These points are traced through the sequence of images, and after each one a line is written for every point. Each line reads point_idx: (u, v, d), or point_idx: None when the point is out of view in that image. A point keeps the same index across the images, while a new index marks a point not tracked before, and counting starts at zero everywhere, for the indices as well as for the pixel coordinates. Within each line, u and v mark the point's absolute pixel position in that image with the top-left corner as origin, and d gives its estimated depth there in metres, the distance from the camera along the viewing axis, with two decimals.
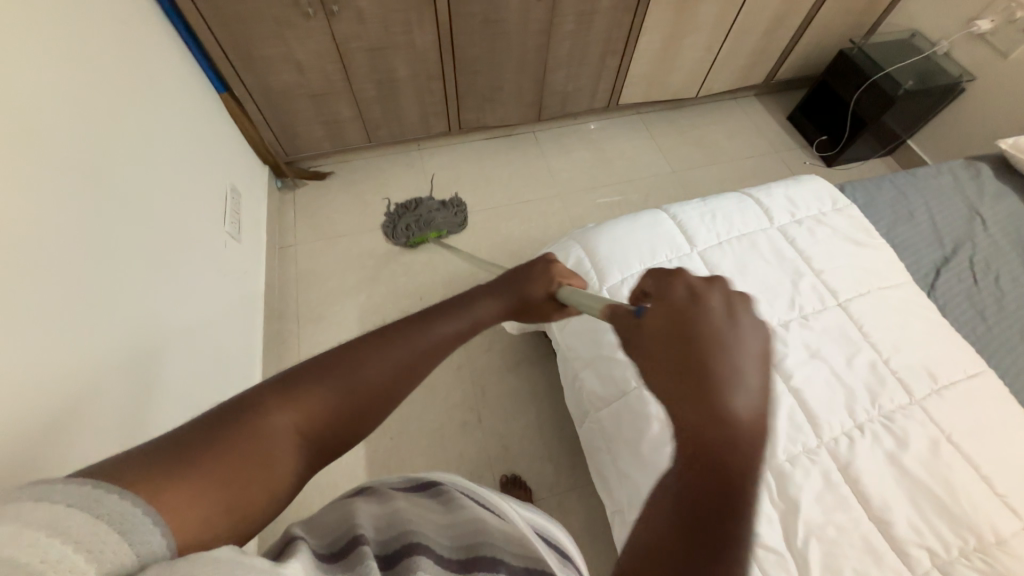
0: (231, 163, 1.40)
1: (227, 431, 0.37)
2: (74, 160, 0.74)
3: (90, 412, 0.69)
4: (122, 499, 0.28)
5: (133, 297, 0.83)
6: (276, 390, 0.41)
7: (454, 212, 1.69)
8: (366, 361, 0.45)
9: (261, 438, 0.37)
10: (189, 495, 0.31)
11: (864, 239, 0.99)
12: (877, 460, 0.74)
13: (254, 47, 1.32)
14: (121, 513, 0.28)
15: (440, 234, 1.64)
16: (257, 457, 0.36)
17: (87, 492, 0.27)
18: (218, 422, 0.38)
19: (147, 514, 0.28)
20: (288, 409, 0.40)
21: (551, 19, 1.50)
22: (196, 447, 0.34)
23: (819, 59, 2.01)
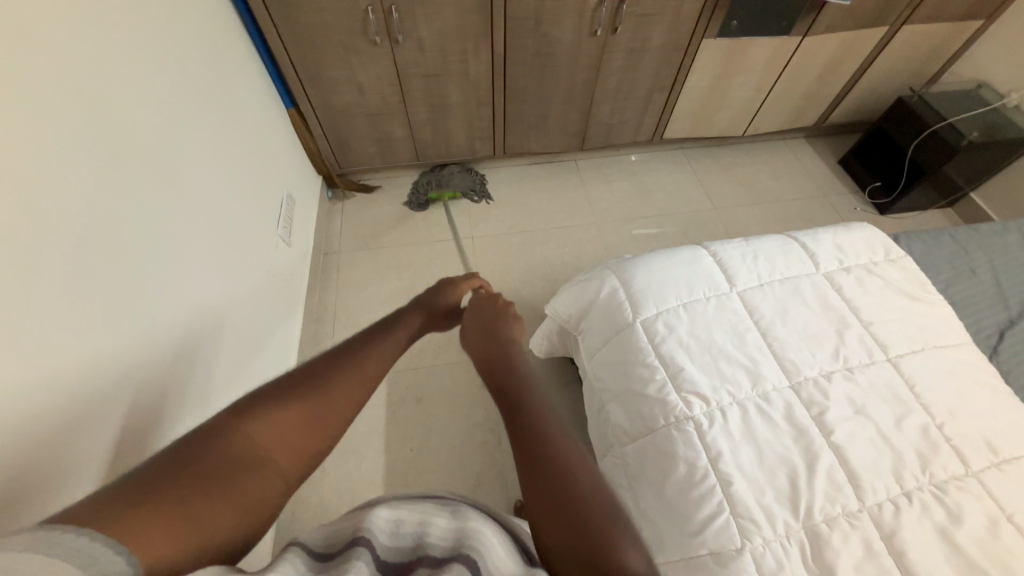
0: (290, 172, 1.50)
1: (194, 456, 0.42)
2: (149, 163, 0.82)
3: (137, 394, 0.74)
4: (71, 536, 0.31)
5: (188, 290, 0.90)
6: (232, 415, 0.47)
7: (473, 177, 1.82)
8: (311, 376, 0.52)
9: (224, 457, 0.43)
10: (154, 522, 0.36)
11: (919, 294, 0.94)
12: (926, 534, 0.68)
13: (322, 69, 1.43)
14: (71, 548, 0.30)
15: (455, 195, 1.78)
16: (222, 472, 0.42)
17: (32, 539, 0.30)
18: (184, 451, 0.42)
19: (98, 543, 0.32)
20: (245, 427, 0.45)
21: (601, 55, 1.55)
22: (162, 478, 0.39)
23: (876, 105, 1.96)
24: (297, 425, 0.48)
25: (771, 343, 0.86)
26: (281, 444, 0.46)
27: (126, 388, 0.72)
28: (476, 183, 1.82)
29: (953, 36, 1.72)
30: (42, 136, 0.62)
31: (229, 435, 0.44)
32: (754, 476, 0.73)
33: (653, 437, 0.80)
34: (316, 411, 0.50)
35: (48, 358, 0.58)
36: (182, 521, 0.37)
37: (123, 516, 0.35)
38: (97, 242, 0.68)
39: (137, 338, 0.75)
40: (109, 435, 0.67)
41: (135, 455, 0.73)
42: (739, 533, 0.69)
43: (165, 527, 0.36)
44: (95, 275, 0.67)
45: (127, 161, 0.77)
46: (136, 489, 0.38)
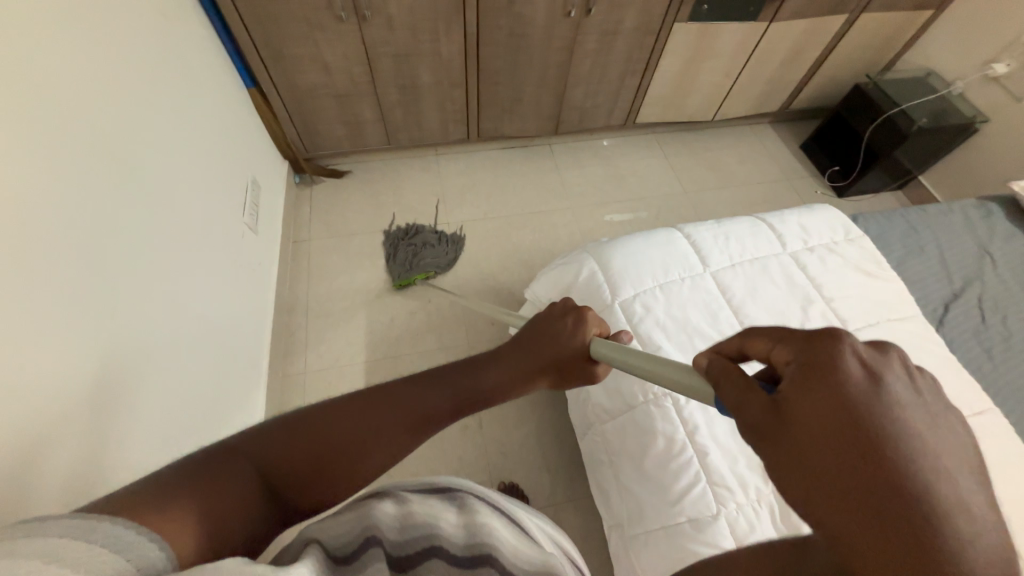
0: (254, 156, 1.42)
1: (218, 468, 0.37)
2: (100, 143, 0.76)
3: (101, 393, 0.70)
4: (109, 523, 0.27)
5: (151, 281, 0.85)
6: (283, 430, 0.43)
7: (447, 251, 1.62)
8: (384, 421, 0.45)
9: (244, 477, 0.38)
10: (179, 517, 0.31)
11: (875, 271, 1.00)
12: None
13: (284, 46, 1.36)
14: (110, 534, 0.27)
15: (427, 275, 1.57)
16: (241, 492, 0.37)
17: (72, 521, 0.26)
18: (209, 461, 0.38)
19: (138, 533, 0.28)
20: (287, 453, 0.41)
21: (575, 36, 1.53)
22: (195, 481, 0.35)
23: (835, 91, 2.04)
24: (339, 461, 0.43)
25: (742, 321, 0.90)
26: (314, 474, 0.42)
27: (89, 382, 0.68)
28: (448, 265, 1.61)
29: (905, 25, 1.81)
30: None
31: (252, 455, 0.40)
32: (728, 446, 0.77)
33: (632, 413, 0.84)
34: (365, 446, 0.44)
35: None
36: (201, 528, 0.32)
37: (154, 508, 0.31)
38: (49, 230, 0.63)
39: (97, 332, 0.70)
40: (74, 433, 0.64)
41: (105, 454, 0.69)
42: (715, 499, 0.73)
43: (189, 528, 0.31)
44: (45, 264, 0.62)
45: (75, 141, 0.71)
46: (167, 488, 0.34)
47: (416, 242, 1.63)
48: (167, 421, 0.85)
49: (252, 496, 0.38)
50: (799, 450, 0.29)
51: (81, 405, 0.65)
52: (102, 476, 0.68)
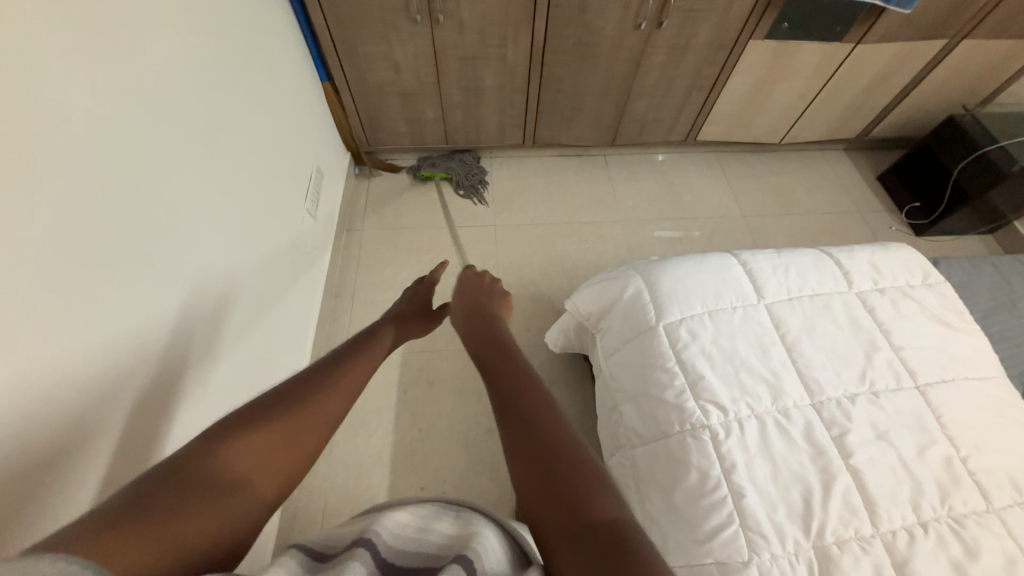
0: (320, 147, 1.50)
1: (174, 481, 0.41)
2: (186, 126, 0.83)
3: (163, 356, 0.75)
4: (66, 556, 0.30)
5: (218, 256, 0.92)
6: (203, 440, 0.46)
7: (469, 165, 1.82)
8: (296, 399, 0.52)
9: (202, 481, 0.42)
10: (143, 535, 0.36)
11: (954, 322, 0.91)
12: (938, 565, 0.67)
13: (360, 44, 1.42)
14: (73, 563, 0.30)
15: (445, 176, 1.79)
16: (204, 494, 0.42)
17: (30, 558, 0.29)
18: (162, 477, 0.42)
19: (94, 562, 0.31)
20: (223, 448, 0.45)
21: (642, 49, 1.51)
22: (152, 497, 0.39)
23: (923, 122, 1.88)
24: (280, 442, 0.49)
25: (795, 359, 0.84)
26: (264, 465, 0.47)
27: (156, 343, 0.74)
28: (463, 183, 1.79)
29: (1016, 54, 1.64)
30: (88, 89, 0.62)
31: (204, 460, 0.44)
32: (767, 491, 0.72)
33: (666, 442, 0.80)
34: (301, 423, 0.51)
35: (81, 309, 0.60)
36: (166, 540, 0.37)
37: (102, 541, 0.34)
38: (133, 202, 0.69)
39: (166, 299, 0.76)
40: (136, 389, 0.69)
41: (162, 412, 0.75)
42: (747, 546, 0.69)
43: (155, 541, 0.36)
44: (129, 233, 0.69)
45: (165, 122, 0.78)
46: (126, 508, 0.38)
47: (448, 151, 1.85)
48: (220, 387, 0.91)
49: (203, 502, 0.41)
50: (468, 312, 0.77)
51: (144, 364, 0.71)
52: (156, 431, 0.74)
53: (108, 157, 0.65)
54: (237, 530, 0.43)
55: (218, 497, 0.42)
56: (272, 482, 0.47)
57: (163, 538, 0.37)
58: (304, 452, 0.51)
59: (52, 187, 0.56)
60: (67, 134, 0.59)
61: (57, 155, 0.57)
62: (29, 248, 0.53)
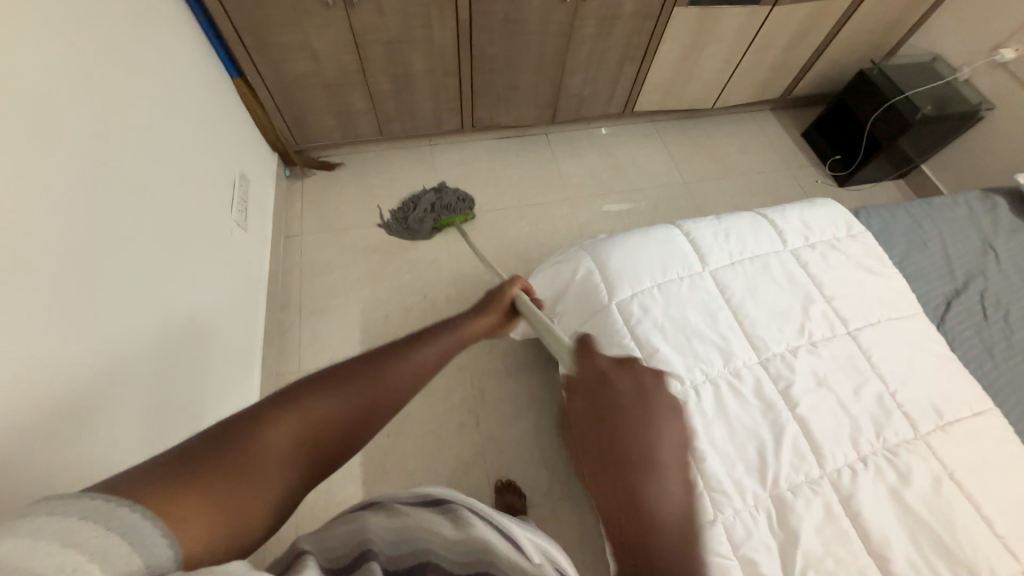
0: (241, 150, 1.38)
1: (233, 447, 0.42)
2: (83, 144, 0.73)
3: (96, 407, 0.69)
4: (129, 512, 0.32)
5: (141, 285, 0.83)
6: (268, 407, 0.46)
7: (445, 193, 1.69)
8: (360, 385, 0.51)
9: (257, 451, 0.42)
10: (199, 507, 0.37)
11: (877, 268, 0.98)
12: (878, 494, 0.74)
13: (270, 34, 1.30)
14: (128, 525, 0.32)
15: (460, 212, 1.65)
16: (256, 468, 0.42)
17: (97, 507, 0.32)
18: (223, 439, 0.42)
19: (149, 522, 0.33)
20: (285, 423, 0.45)
21: (572, 21, 1.48)
22: (202, 466, 0.39)
23: (838, 77, 1.99)
24: (329, 423, 0.48)
25: (741, 320, 0.88)
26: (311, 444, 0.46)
27: (81, 391, 0.66)
28: (457, 195, 1.68)
29: (913, 7, 1.75)
30: None
31: (267, 429, 0.44)
32: (726, 451, 0.76)
33: None
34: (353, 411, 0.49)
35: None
36: (219, 512, 0.38)
37: (169, 505, 0.35)
38: (24, 238, 0.60)
39: (84, 346, 0.68)
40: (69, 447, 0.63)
41: (94, 469, 0.67)
42: (711, 506, 0.72)
43: (207, 515, 0.37)
44: (27, 275, 0.60)
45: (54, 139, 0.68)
46: (175, 474, 0.38)
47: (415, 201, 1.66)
48: (159, 429, 0.84)
49: (257, 478, 0.41)
50: (595, 436, 0.57)
51: (66, 422, 0.63)
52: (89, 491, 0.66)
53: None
54: (276, 507, 0.43)
55: (263, 472, 0.42)
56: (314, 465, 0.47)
57: (206, 511, 0.37)
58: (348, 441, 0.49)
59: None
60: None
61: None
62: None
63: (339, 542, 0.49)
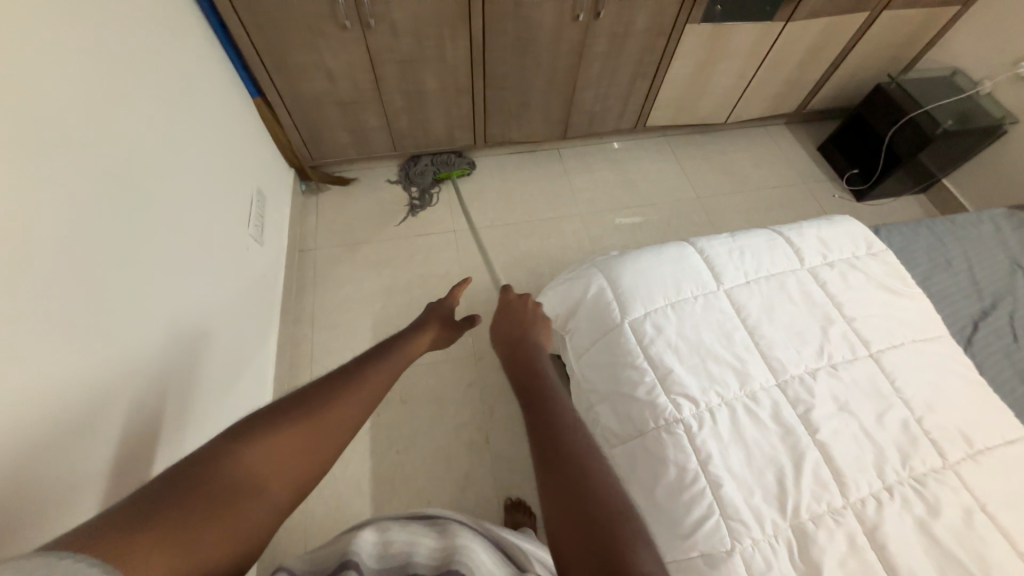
0: (259, 167, 1.41)
1: (195, 480, 0.40)
2: (107, 166, 0.75)
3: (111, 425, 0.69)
4: (79, 559, 0.30)
5: (158, 301, 0.84)
6: (228, 439, 0.45)
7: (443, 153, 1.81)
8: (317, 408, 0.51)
9: (222, 481, 0.41)
10: (163, 542, 0.35)
11: (899, 288, 0.96)
12: (906, 526, 0.70)
13: (289, 55, 1.34)
14: (81, 573, 0.29)
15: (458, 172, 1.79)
16: (223, 498, 0.40)
17: (42, 560, 0.29)
18: (184, 475, 0.41)
19: (102, 567, 0.31)
20: (247, 450, 0.44)
21: (583, 40, 1.50)
22: (161, 502, 0.38)
23: (854, 91, 1.97)
24: (298, 446, 0.47)
25: (758, 341, 0.86)
26: (281, 469, 0.45)
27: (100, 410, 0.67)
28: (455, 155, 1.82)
29: (931, 20, 1.73)
30: None
31: (229, 460, 0.43)
32: (743, 477, 0.74)
33: (643, 440, 0.80)
34: (320, 430, 0.49)
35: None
36: (185, 545, 0.36)
37: (128, 544, 0.34)
38: (50, 258, 0.62)
39: (102, 362, 0.69)
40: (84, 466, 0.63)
41: (108, 485, 0.68)
42: (729, 535, 0.70)
43: (174, 549, 0.35)
44: (50, 293, 0.61)
45: (82, 161, 0.70)
46: (134, 513, 0.36)
47: (416, 175, 1.77)
48: (172, 444, 0.84)
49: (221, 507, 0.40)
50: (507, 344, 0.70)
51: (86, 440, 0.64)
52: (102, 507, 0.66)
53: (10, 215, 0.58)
54: (248, 538, 0.41)
55: (231, 501, 0.41)
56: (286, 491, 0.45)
57: (170, 546, 0.35)
58: (316, 464, 0.48)
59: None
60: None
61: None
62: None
63: (326, 560, 0.49)
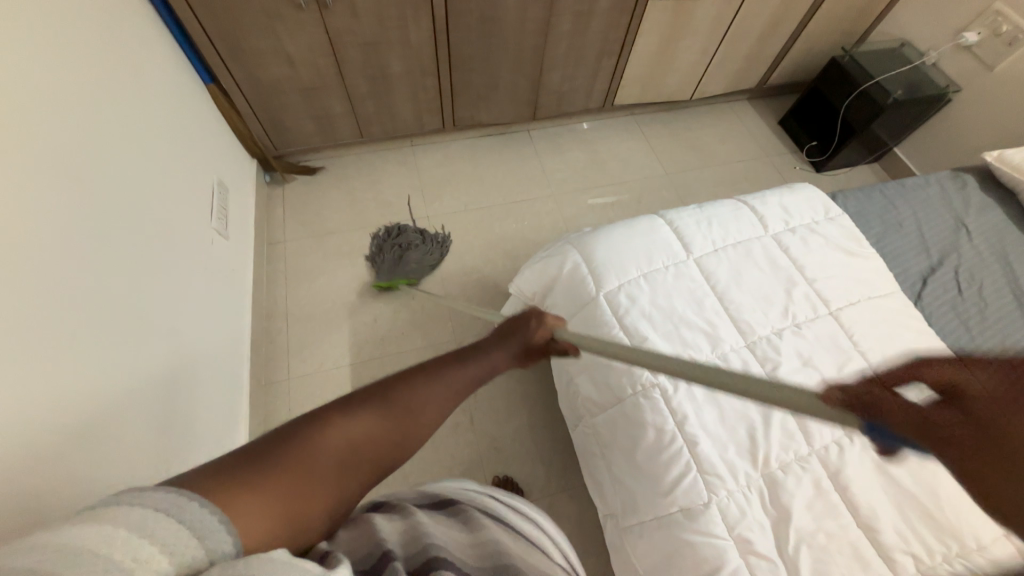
0: (219, 157, 1.35)
1: (290, 447, 0.39)
2: (59, 159, 0.71)
3: (82, 429, 0.66)
4: (199, 506, 0.32)
5: (123, 298, 0.81)
6: (330, 410, 0.43)
7: (429, 247, 1.58)
8: (415, 395, 0.46)
9: (315, 453, 0.39)
10: (253, 500, 0.35)
11: (855, 249, 1.01)
12: (866, 467, 0.76)
13: (243, 38, 1.28)
14: (199, 521, 0.31)
15: (410, 282, 1.51)
16: (312, 468, 0.39)
17: (168, 498, 0.31)
18: (280, 440, 0.39)
19: (217, 517, 0.32)
20: (344, 425, 0.42)
21: (548, 18, 1.48)
22: (265, 456, 0.38)
23: (811, 65, 2.03)
24: (390, 432, 0.44)
25: (727, 306, 0.89)
26: (376, 444, 0.43)
27: (69, 410, 0.65)
28: (430, 264, 1.56)
29: None
30: None
31: (325, 432, 0.41)
32: (717, 434, 0.77)
33: (622, 406, 0.84)
34: (411, 420, 0.45)
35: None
36: (275, 509, 0.35)
37: (226, 494, 0.34)
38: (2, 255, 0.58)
39: (68, 364, 0.66)
40: (56, 471, 0.60)
41: (92, 489, 0.66)
42: (705, 489, 0.73)
43: (264, 509, 0.35)
44: (5, 295, 0.58)
45: (32, 153, 0.66)
46: (237, 465, 0.36)
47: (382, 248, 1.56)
48: (151, 444, 0.82)
49: (309, 477, 0.38)
50: None
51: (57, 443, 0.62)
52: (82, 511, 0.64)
53: None
54: (331, 508, 0.39)
55: (319, 473, 0.39)
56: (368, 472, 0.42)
57: (264, 509, 0.35)
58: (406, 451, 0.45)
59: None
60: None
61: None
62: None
63: (353, 541, 0.46)
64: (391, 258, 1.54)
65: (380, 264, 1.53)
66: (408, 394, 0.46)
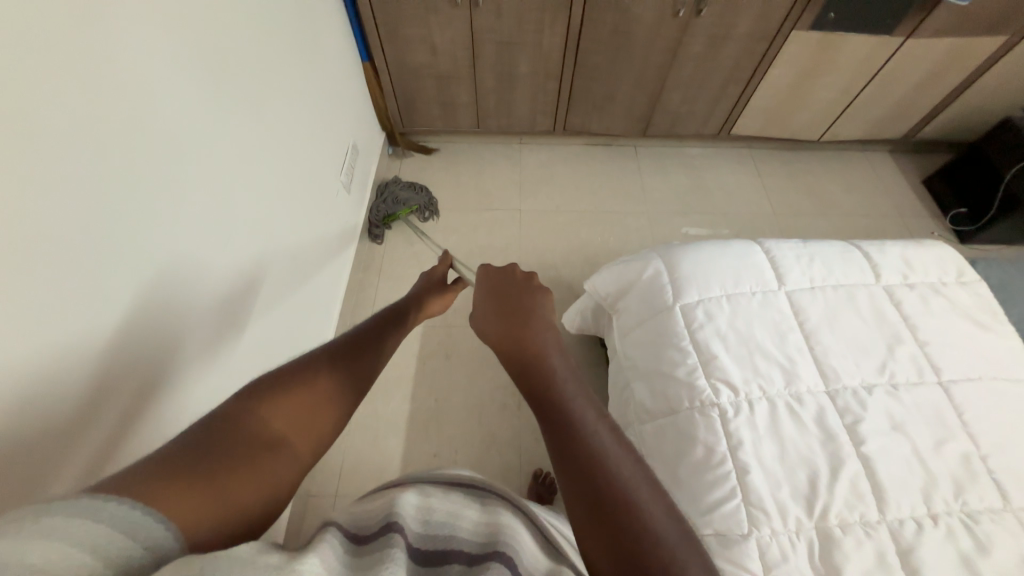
0: (357, 124, 1.56)
1: (217, 441, 0.42)
2: (239, 96, 0.90)
3: (200, 313, 0.82)
4: (124, 505, 0.33)
5: (258, 220, 0.98)
6: (240, 401, 0.46)
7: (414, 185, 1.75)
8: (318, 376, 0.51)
9: (234, 439, 0.43)
10: (191, 489, 0.38)
11: (987, 322, 0.88)
12: (945, 556, 0.67)
13: (401, 25, 1.47)
14: (124, 522, 0.33)
15: (409, 209, 1.66)
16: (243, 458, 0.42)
17: (83, 503, 0.32)
18: (206, 435, 0.43)
19: (141, 513, 0.34)
20: (258, 410, 0.46)
21: (680, 37, 1.49)
22: (188, 457, 0.40)
23: (975, 124, 1.79)
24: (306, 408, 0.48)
25: (813, 347, 0.84)
26: (297, 425, 0.47)
27: (198, 293, 0.80)
28: (422, 190, 1.73)
29: None
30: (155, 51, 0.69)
31: (244, 422, 0.44)
32: (773, 471, 0.73)
33: (674, 418, 0.81)
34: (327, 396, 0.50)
35: (117, 237, 0.63)
36: (211, 494, 0.39)
37: (158, 491, 0.36)
38: (180, 150, 0.74)
39: (200, 255, 0.80)
40: (170, 338, 0.75)
41: (175, 365, 0.76)
42: (747, 521, 0.70)
43: (198, 496, 0.38)
44: (183, 193, 0.75)
45: (218, 84, 0.84)
46: (165, 463, 0.39)
47: (381, 192, 1.68)
48: (249, 343, 0.97)
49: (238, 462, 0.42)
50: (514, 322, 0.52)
51: (180, 316, 0.77)
52: (184, 377, 0.78)
53: (170, 123, 0.72)
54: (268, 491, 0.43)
55: (247, 464, 0.42)
56: (306, 451, 0.47)
57: (193, 495, 0.38)
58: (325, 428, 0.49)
59: (111, 123, 0.61)
60: (122, 76, 0.63)
61: (114, 95, 0.61)
62: (80, 168, 0.57)
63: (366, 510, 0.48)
64: (380, 204, 1.66)
65: (376, 211, 1.64)
66: (307, 382, 0.50)
